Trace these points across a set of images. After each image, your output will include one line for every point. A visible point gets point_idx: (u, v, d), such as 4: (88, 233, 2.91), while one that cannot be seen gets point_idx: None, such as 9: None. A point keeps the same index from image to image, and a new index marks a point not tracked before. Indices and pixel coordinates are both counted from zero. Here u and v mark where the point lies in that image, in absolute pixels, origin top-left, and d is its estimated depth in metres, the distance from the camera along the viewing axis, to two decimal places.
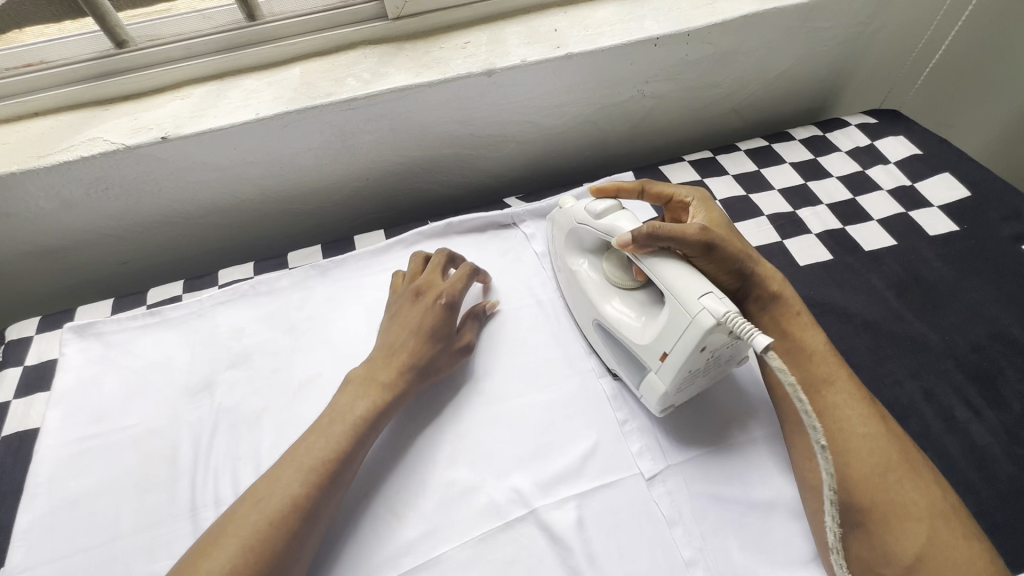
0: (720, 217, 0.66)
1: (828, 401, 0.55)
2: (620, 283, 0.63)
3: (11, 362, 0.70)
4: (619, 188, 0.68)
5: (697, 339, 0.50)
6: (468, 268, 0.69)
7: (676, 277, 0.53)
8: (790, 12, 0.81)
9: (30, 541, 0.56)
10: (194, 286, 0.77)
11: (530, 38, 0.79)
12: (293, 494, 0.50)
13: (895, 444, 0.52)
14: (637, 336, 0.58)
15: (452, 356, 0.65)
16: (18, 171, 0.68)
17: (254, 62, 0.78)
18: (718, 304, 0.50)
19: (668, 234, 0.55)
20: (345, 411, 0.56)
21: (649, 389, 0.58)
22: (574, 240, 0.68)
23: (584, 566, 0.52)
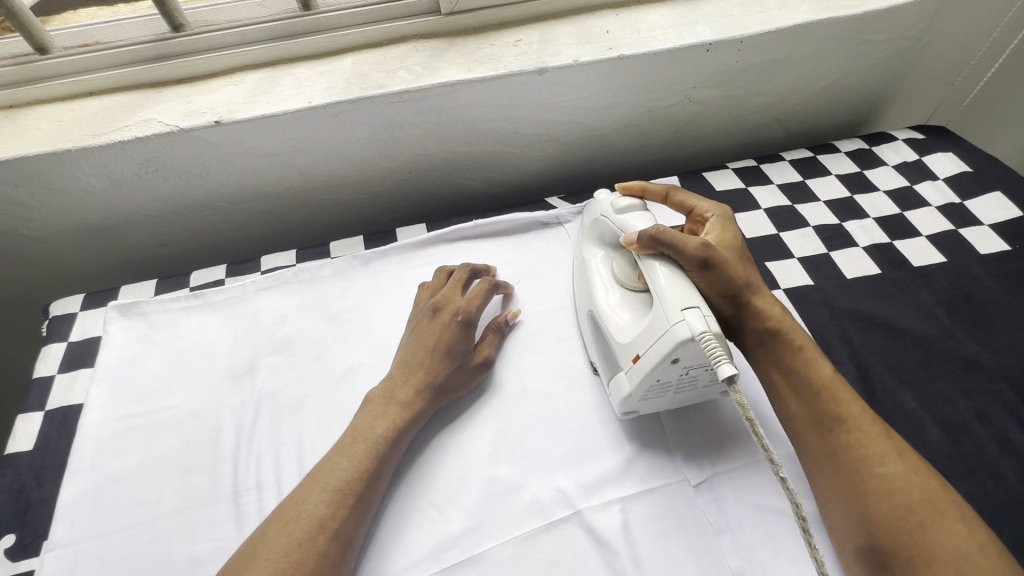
0: (735, 238, 0.63)
1: (841, 440, 0.51)
2: (624, 279, 0.62)
3: (56, 338, 0.71)
4: (646, 189, 0.67)
5: (669, 349, 0.50)
6: (488, 282, 0.68)
7: (669, 282, 0.53)
8: (843, 23, 0.80)
9: (73, 516, 0.56)
10: (236, 271, 0.77)
11: (582, 38, 0.78)
12: (320, 516, 0.49)
13: (917, 481, 0.49)
14: (617, 334, 0.58)
15: (470, 374, 0.63)
16: (73, 148, 0.69)
17: (306, 51, 0.79)
18: (699, 320, 0.49)
19: (670, 239, 0.55)
20: (367, 430, 0.56)
21: (615, 387, 0.58)
22: (595, 232, 0.68)
23: (630, 570, 0.52)
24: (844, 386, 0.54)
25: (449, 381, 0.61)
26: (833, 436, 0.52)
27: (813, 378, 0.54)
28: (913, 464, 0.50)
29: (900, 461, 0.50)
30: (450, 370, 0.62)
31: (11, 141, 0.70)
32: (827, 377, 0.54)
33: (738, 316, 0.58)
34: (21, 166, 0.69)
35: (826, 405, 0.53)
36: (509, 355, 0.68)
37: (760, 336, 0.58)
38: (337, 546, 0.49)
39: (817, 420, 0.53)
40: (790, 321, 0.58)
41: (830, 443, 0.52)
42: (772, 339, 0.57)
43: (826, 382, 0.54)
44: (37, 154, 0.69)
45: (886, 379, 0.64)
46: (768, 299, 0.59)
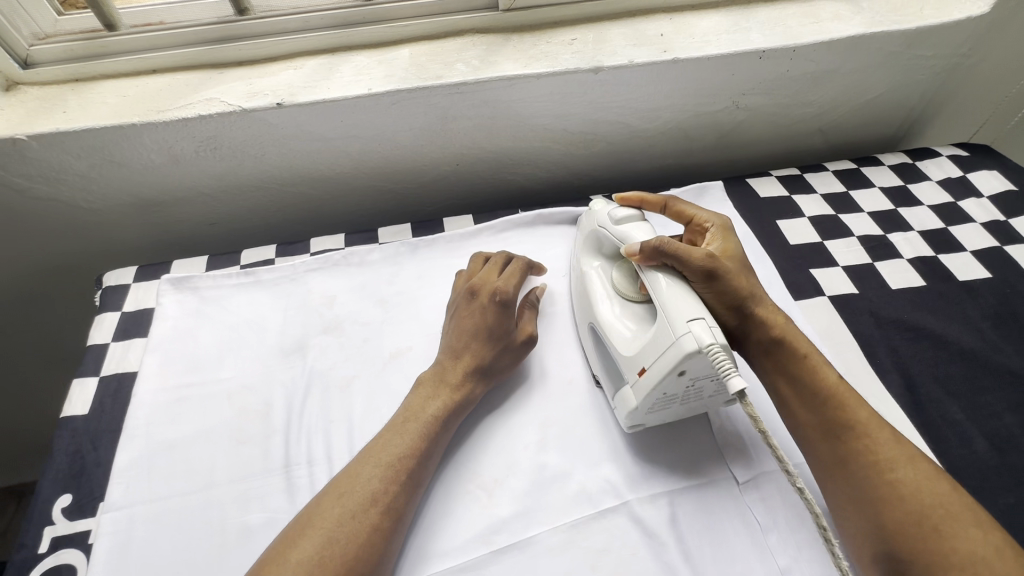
0: (733, 249, 0.61)
1: (849, 447, 0.50)
2: (623, 288, 0.62)
3: (110, 307, 0.72)
4: (643, 200, 0.67)
5: (675, 362, 0.50)
6: (521, 261, 0.69)
7: (674, 298, 0.53)
8: (895, 38, 0.81)
9: (128, 479, 0.57)
10: (286, 252, 0.79)
11: (636, 40, 0.79)
12: (373, 489, 0.50)
13: (931, 487, 0.47)
14: (622, 347, 0.58)
15: (514, 353, 0.64)
16: (138, 123, 0.71)
17: (366, 39, 0.80)
18: (704, 332, 0.49)
19: (677, 250, 0.55)
20: (418, 410, 0.57)
21: (621, 399, 0.57)
22: (592, 244, 0.68)
23: (679, 563, 0.52)
24: (852, 392, 0.53)
25: (495, 360, 0.62)
26: (843, 444, 0.51)
27: (820, 385, 0.53)
28: (925, 470, 0.48)
29: (911, 466, 0.48)
30: (495, 350, 0.62)
31: (78, 113, 0.71)
32: (836, 383, 0.53)
33: (743, 327, 0.57)
34: (86, 137, 0.71)
35: (834, 412, 0.52)
36: (554, 345, 0.69)
37: (766, 345, 0.57)
38: (392, 523, 0.50)
39: (825, 427, 0.52)
40: (796, 329, 0.57)
41: (838, 450, 0.51)
42: (778, 348, 0.56)
43: (833, 389, 0.52)
44: (103, 127, 0.70)
45: (933, 391, 0.64)
46: (772, 308, 0.58)
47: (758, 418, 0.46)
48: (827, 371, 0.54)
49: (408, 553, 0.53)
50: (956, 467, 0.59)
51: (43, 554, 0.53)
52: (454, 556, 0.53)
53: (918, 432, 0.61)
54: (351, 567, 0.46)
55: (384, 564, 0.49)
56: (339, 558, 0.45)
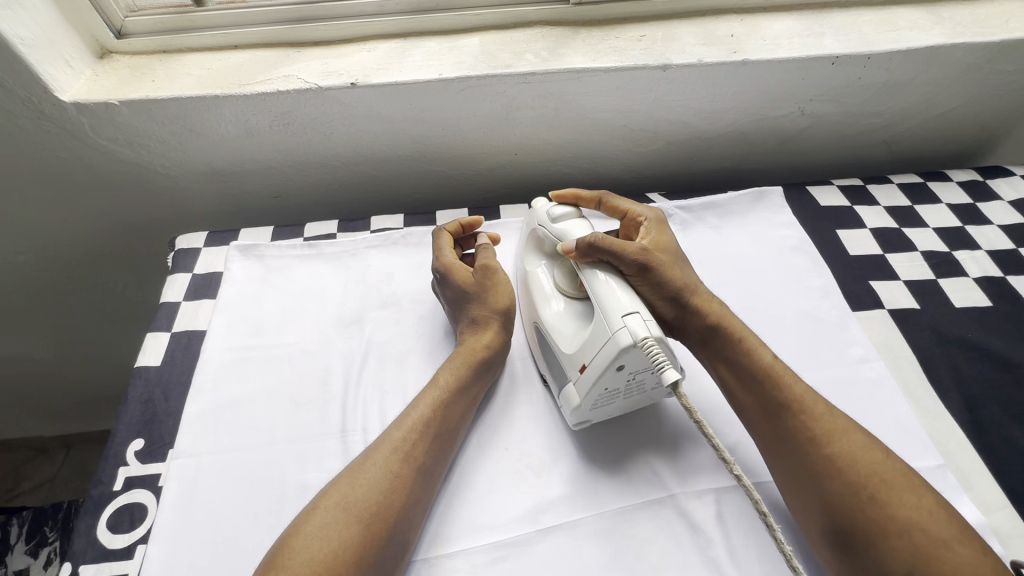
0: (668, 240, 0.64)
1: (789, 424, 0.52)
2: (566, 288, 0.62)
3: (181, 268, 0.76)
4: (579, 196, 0.70)
5: (611, 357, 0.50)
6: (444, 235, 0.70)
7: (610, 293, 0.53)
8: (977, 50, 0.78)
9: (195, 431, 0.60)
10: (347, 228, 0.81)
11: (705, 39, 0.79)
12: (394, 440, 0.53)
13: (866, 455, 0.48)
14: (564, 344, 0.58)
15: (490, 288, 0.65)
16: (220, 95, 0.74)
17: (438, 26, 0.82)
18: (640, 325, 0.50)
19: (607, 247, 0.56)
20: (433, 380, 0.59)
21: (564, 399, 0.57)
22: (535, 241, 0.67)
23: (724, 559, 0.52)
24: (789, 370, 0.55)
25: (478, 310, 0.64)
26: (782, 420, 0.52)
27: (756, 367, 0.55)
28: (860, 440, 0.50)
29: (846, 438, 0.50)
30: (476, 302, 0.64)
31: (166, 83, 0.75)
32: (771, 362, 0.55)
33: (679, 317, 0.60)
34: (171, 106, 0.75)
35: (770, 390, 0.54)
36: None
37: (702, 334, 0.59)
38: (416, 474, 0.52)
39: (765, 407, 0.54)
40: (729, 313, 0.59)
41: (780, 428, 0.52)
42: (713, 335, 0.58)
43: (767, 368, 0.55)
44: (187, 97, 0.74)
45: (995, 413, 0.62)
46: (705, 295, 0.60)
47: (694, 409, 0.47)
48: (765, 351, 0.57)
49: (456, 521, 0.55)
50: (1018, 491, 0.57)
51: (118, 492, 0.56)
52: (501, 530, 0.54)
53: (978, 453, 0.60)
54: (372, 511, 0.48)
55: (412, 522, 0.50)
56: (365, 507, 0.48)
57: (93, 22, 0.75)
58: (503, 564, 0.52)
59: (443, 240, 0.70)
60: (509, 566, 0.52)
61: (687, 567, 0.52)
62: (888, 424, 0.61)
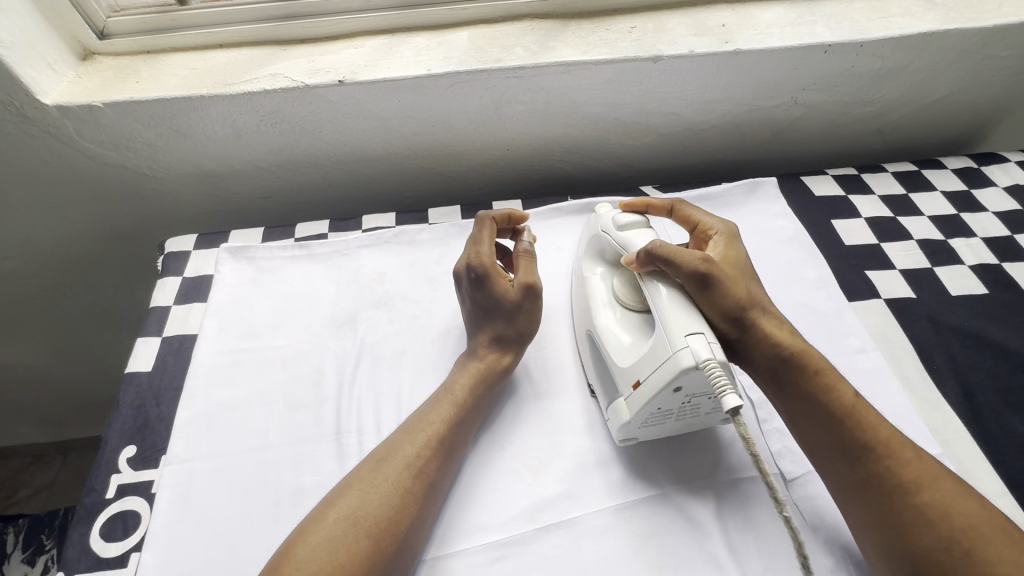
0: (738, 257, 0.60)
1: (871, 468, 0.49)
2: (625, 299, 0.61)
3: (171, 272, 0.75)
4: (649, 205, 0.68)
5: (670, 376, 0.49)
6: (488, 228, 0.65)
7: (673, 307, 0.53)
8: (970, 35, 0.78)
9: (188, 435, 0.59)
10: (338, 227, 0.80)
11: (696, 30, 0.78)
12: (406, 456, 0.52)
13: (959, 507, 0.46)
14: (618, 357, 0.57)
15: (526, 312, 0.62)
16: (206, 95, 0.73)
17: (426, 21, 0.81)
18: (703, 347, 0.49)
19: (665, 256, 0.54)
20: (450, 389, 0.59)
21: (614, 413, 0.57)
22: (595, 247, 0.67)
23: (724, 553, 0.52)
24: (869, 407, 0.52)
25: (506, 330, 0.62)
26: (865, 464, 0.50)
27: (835, 402, 0.52)
28: (951, 489, 0.47)
29: (935, 486, 0.47)
30: (505, 319, 0.62)
31: (151, 83, 0.74)
32: (852, 399, 0.52)
33: (744, 338, 0.55)
34: (157, 107, 0.74)
35: (851, 431, 0.51)
36: None
37: (771, 364, 0.55)
38: (427, 489, 0.52)
39: (845, 448, 0.51)
40: (803, 343, 0.55)
41: (861, 472, 0.50)
42: (785, 365, 0.54)
43: (848, 406, 0.51)
44: (173, 98, 0.73)
45: (993, 401, 0.62)
46: (775, 320, 0.56)
47: (752, 440, 0.45)
48: (844, 386, 0.53)
49: (454, 520, 0.54)
50: (1016, 480, 0.57)
51: (110, 499, 0.56)
52: (499, 530, 0.54)
53: (976, 442, 0.59)
54: (382, 527, 0.47)
55: (417, 535, 0.50)
56: (374, 518, 0.48)
57: (74, 22, 0.74)
58: (502, 564, 0.52)
59: (483, 235, 0.64)
60: (509, 566, 0.52)
61: (687, 562, 0.52)
62: (887, 415, 0.60)
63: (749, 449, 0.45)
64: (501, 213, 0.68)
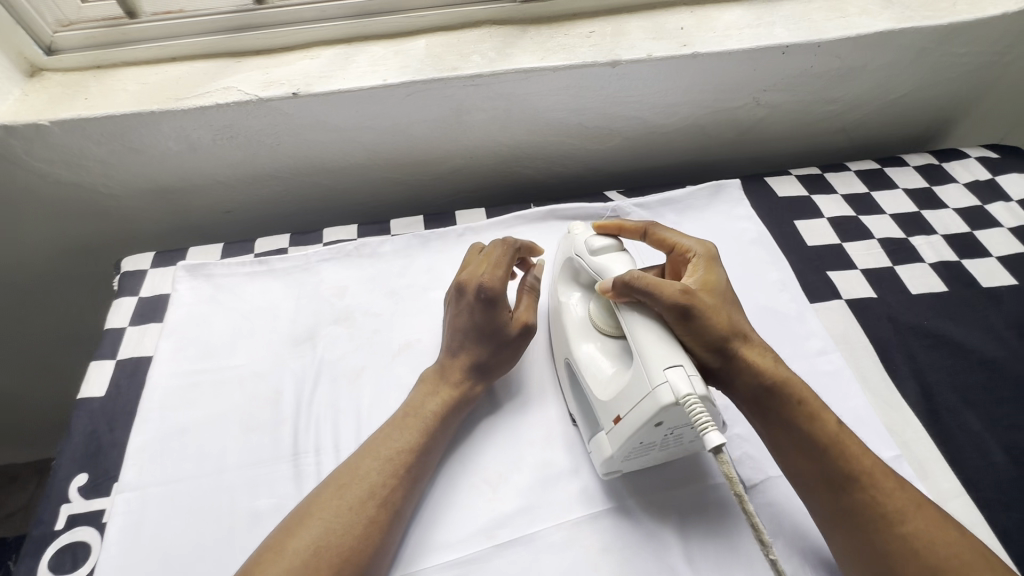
0: (719, 281, 0.58)
1: (854, 500, 0.49)
2: (602, 325, 0.59)
3: (127, 292, 0.73)
4: (622, 228, 0.64)
5: (651, 413, 0.48)
6: (509, 252, 0.64)
7: (649, 341, 0.51)
8: (926, 33, 0.78)
9: (142, 461, 0.58)
10: (299, 241, 0.79)
11: (655, 33, 0.78)
12: (371, 483, 0.51)
13: (944, 537, 0.46)
14: (599, 389, 0.55)
15: (512, 347, 0.61)
16: (157, 111, 0.72)
17: (382, 30, 0.80)
18: (682, 381, 0.47)
19: (646, 287, 0.52)
20: (419, 406, 0.57)
21: (597, 446, 0.55)
22: (569, 271, 0.65)
23: (682, 565, 0.52)
24: (852, 438, 0.52)
25: (489, 358, 0.60)
26: (847, 495, 0.49)
27: (818, 434, 0.51)
28: (933, 517, 0.47)
29: (918, 516, 0.47)
30: (493, 349, 0.60)
31: (99, 100, 0.72)
32: (835, 430, 0.51)
33: (727, 367, 0.54)
34: (106, 124, 0.72)
35: (836, 462, 0.50)
36: None
37: (755, 394, 0.53)
38: (392, 516, 0.50)
39: (828, 479, 0.50)
40: (789, 372, 0.54)
41: (844, 504, 0.49)
42: (768, 395, 0.53)
43: (832, 437, 0.51)
44: (122, 114, 0.71)
45: (950, 400, 0.63)
46: (757, 346, 0.55)
47: (736, 480, 0.43)
48: (827, 417, 0.52)
49: (413, 539, 0.54)
50: (972, 479, 0.57)
51: (61, 530, 0.55)
52: (458, 548, 0.53)
53: (934, 441, 0.60)
54: (344, 558, 0.46)
55: (379, 563, 0.49)
56: (335, 548, 0.46)
57: (19, 39, 0.72)
58: None
59: (501, 257, 0.63)
60: None
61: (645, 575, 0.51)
62: (846, 417, 0.60)
63: (732, 489, 0.43)
64: (521, 242, 0.67)
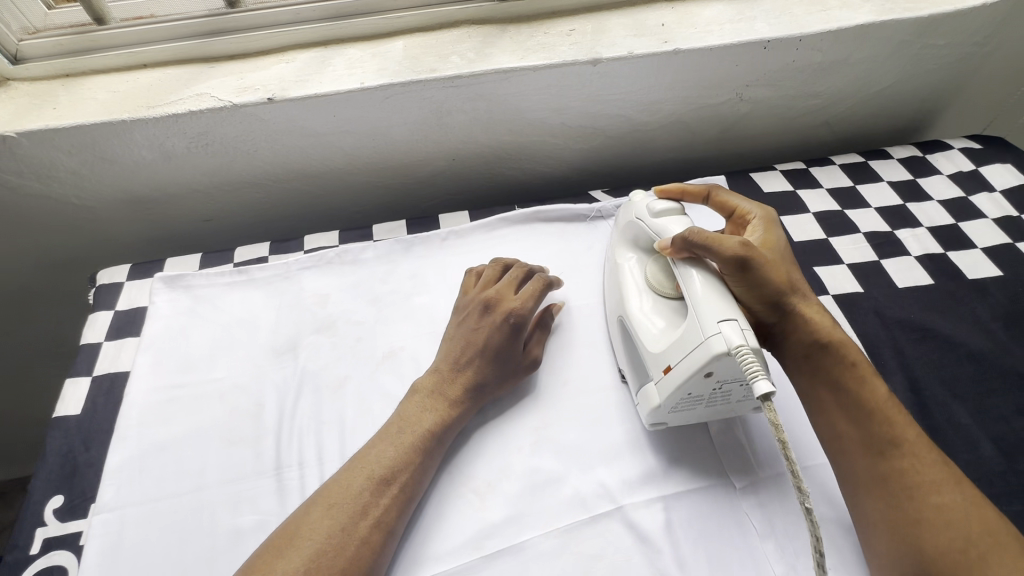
0: (779, 243, 0.58)
1: (894, 466, 0.49)
2: (658, 285, 0.59)
3: (103, 306, 0.72)
4: (683, 191, 0.64)
5: (703, 362, 0.48)
6: (535, 281, 0.66)
7: (706, 293, 0.50)
8: (907, 25, 0.78)
9: (120, 480, 0.57)
10: (279, 249, 0.78)
11: (635, 30, 0.77)
12: (363, 501, 0.49)
13: (975, 514, 0.46)
14: (649, 342, 0.55)
15: (518, 376, 0.62)
16: (128, 119, 0.70)
17: (359, 32, 0.78)
18: (736, 334, 0.47)
19: (704, 240, 0.52)
20: (415, 422, 0.56)
21: (643, 397, 0.55)
22: (629, 234, 0.65)
23: (673, 570, 0.51)
24: (899, 408, 0.51)
25: (494, 382, 0.61)
26: (888, 460, 0.49)
27: (865, 396, 0.51)
28: (970, 495, 0.47)
29: (956, 491, 0.47)
30: (501, 374, 0.61)
31: (68, 109, 0.70)
32: (883, 398, 0.51)
33: (779, 322, 0.55)
34: (76, 134, 0.70)
35: (881, 428, 0.50)
36: (552, 350, 0.67)
37: (807, 351, 0.54)
38: (385, 537, 0.49)
39: (870, 442, 0.50)
40: (845, 334, 0.54)
41: (883, 468, 0.49)
42: (820, 354, 0.53)
43: (880, 403, 0.51)
44: (92, 123, 0.69)
45: (939, 393, 0.62)
46: (816, 307, 0.55)
47: (780, 428, 0.42)
48: (877, 383, 0.52)
49: (402, 550, 0.53)
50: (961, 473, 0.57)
51: (35, 555, 0.53)
52: (446, 560, 0.52)
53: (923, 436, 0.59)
54: None
55: None
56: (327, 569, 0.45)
57: None
58: None
59: (529, 287, 0.65)
60: None
61: None
62: None
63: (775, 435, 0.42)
64: (546, 274, 0.69)
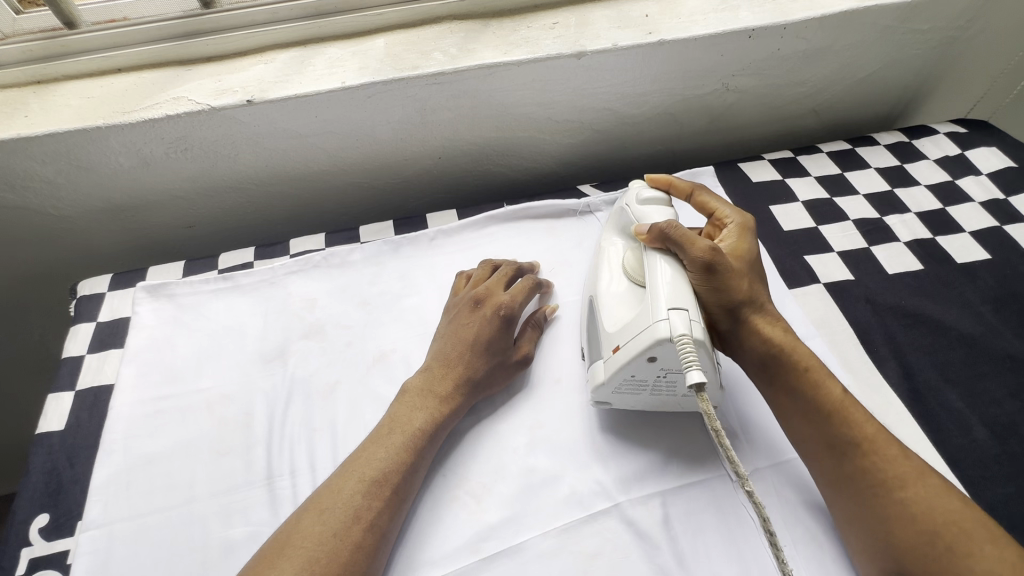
0: (748, 251, 0.57)
1: (857, 465, 0.48)
2: (632, 271, 0.58)
3: (84, 317, 0.70)
4: (670, 183, 0.64)
5: (646, 345, 0.48)
6: (529, 279, 0.66)
7: (670, 284, 0.50)
8: (890, 11, 0.78)
9: (107, 497, 0.55)
10: (264, 254, 0.76)
11: (620, 22, 0.76)
12: (355, 507, 0.48)
13: (942, 504, 0.45)
14: (608, 322, 0.55)
15: (509, 372, 0.61)
16: (102, 125, 0.68)
17: (339, 30, 0.77)
18: (683, 324, 0.47)
19: (677, 238, 0.52)
20: (405, 421, 0.55)
21: (592, 375, 0.55)
22: (618, 219, 0.64)
23: (673, 566, 0.51)
24: (857, 405, 0.51)
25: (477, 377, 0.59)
26: (850, 460, 0.49)
27: (822, 400, 0.51)
28: (937, 486, 0.46)
29: (920, 484, 0.47)
30: (490, 369, 0.60)
31: (41, 117, 0.68)
32: (839, 398, 0.51)
33: (737, 331, 0.54)
34: (50, 142, 0.68)
35: (839, 428, 0.50)
36: (546, 347, 0.67)
37: (761, 358, 0.54)
38: (380, 542, 0.48)
39: (830, 444, 0.50)
40: (799, 342, 0.54)
41: (846, 468, 0.49)
42: (773, 361, 0.53)
43: (837, 403, 0.50)
44: (66, 131, 0.67)
45: (931, 379, 0.63)
46: (773, 317, 0.55)
47: (713, 416, 0.43)
48: (832, 386, 0.52)
49: (397, 558, 0.52)
50: (956, 458, 0.57)
51: None
52: (442, 564, 0.52)
53: (918, 422, 0.59)
54: None
55: None
56: None
57: None
58: None
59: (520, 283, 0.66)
60: None
61: None
62: None
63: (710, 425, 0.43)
64: (535, 274, 0.69)
